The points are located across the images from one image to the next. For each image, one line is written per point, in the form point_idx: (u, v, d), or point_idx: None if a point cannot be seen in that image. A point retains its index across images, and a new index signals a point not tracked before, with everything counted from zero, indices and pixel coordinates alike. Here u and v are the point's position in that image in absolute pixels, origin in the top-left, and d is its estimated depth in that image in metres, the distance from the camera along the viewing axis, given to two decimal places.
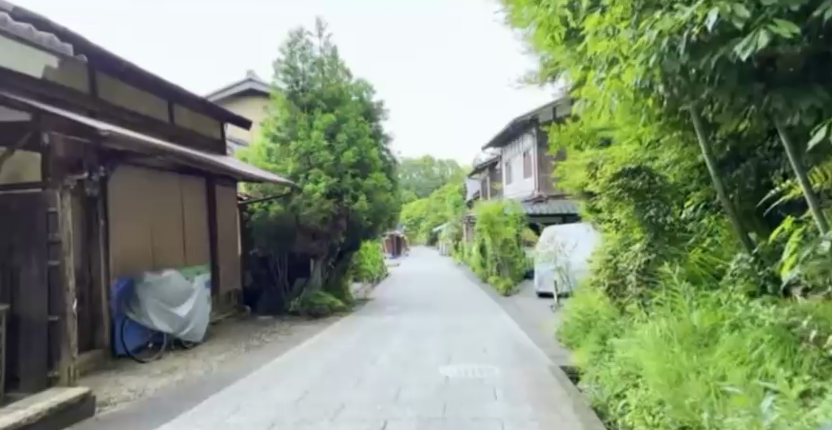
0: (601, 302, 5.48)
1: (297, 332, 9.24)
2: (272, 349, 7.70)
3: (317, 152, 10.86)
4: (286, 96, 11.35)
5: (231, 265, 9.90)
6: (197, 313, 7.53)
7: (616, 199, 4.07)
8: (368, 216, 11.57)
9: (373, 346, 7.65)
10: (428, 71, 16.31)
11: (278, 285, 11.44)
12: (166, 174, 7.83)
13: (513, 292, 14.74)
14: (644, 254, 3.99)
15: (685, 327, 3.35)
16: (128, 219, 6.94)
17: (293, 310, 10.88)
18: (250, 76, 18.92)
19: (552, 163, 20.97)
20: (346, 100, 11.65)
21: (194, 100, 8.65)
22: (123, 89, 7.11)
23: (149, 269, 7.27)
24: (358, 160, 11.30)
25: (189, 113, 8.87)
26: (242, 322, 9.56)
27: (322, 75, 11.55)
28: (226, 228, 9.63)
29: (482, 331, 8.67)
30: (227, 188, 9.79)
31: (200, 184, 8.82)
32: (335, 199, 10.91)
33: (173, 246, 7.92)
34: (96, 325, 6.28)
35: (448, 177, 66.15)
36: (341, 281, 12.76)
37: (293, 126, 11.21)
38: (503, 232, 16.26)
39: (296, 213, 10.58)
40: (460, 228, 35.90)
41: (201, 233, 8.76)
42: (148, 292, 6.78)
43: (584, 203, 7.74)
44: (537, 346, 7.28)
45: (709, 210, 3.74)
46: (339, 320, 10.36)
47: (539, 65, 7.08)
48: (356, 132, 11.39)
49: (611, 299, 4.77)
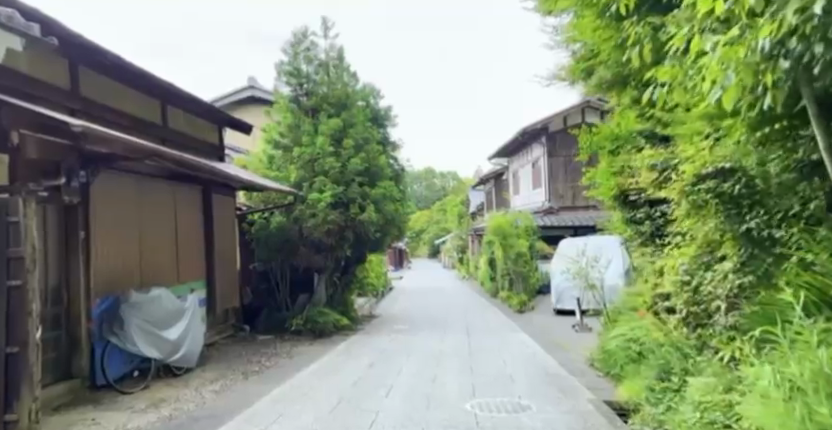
0: (658, 329, 4.67)
1: (300, 354, 8.43)
2: (273, 376, 6.91)
3: (322, 159, 10.14)
4: (289, 101, 10.70)
5: (229, 279, 9.14)
6: (190, 335, 6.75)
7: (698, 207, 3.33)
8: (377, 229, 10.77)
9: (386, 373, 6.84)
10: (437, 75, 15.70)
11: (279, 302, 10.64)
12: (158, 182, 7.09)
13: (527, 309, 13.91)
14: (736, 276, 3.15)
15: (814, 372, 2.30)
16: (115, 230, 6.20)
17: (296, 329, 10.04)
18: (252, 83, 18.35)
19: (561, 173, 20.30)
20: (353, 104, 10.92)
21: (190, 101, 7.95)
22: (109, 85, 6.40)
23: (136, 287, 6.51)
24: (366, 168, 10.50)
25: (184, 114, 8.17)
26: (239, 343, 8.75)
27: (327, 77, 10.87)
28: (224, 240, 8.89)
29: (505, 355, 7.84)
30: (226, 197, 9.07)
31: (196, 192, 8.09)
32: (341, 210, 10.12)
33: (166, 260, 7.17)
34: (73, 351, 5.50)
35: (451, 189, 65.54)
36: (346, 297, 11.97)
37: (297, 131, 10.49)
38: (517, 245, 15.50)
39: (299, 224, 9.84)
40: (465, 240, 35.16)
41: (197, 244, 8.02)
42: (133, 313, 5.97)
43: (620, 213, 7.04)
44: (570, 375, 6.47)
45: (808, 224, 2.74)
46: (346, 341, 9.55)
47: (571, 60, 6.39)
48: (364, 138, 10.65)
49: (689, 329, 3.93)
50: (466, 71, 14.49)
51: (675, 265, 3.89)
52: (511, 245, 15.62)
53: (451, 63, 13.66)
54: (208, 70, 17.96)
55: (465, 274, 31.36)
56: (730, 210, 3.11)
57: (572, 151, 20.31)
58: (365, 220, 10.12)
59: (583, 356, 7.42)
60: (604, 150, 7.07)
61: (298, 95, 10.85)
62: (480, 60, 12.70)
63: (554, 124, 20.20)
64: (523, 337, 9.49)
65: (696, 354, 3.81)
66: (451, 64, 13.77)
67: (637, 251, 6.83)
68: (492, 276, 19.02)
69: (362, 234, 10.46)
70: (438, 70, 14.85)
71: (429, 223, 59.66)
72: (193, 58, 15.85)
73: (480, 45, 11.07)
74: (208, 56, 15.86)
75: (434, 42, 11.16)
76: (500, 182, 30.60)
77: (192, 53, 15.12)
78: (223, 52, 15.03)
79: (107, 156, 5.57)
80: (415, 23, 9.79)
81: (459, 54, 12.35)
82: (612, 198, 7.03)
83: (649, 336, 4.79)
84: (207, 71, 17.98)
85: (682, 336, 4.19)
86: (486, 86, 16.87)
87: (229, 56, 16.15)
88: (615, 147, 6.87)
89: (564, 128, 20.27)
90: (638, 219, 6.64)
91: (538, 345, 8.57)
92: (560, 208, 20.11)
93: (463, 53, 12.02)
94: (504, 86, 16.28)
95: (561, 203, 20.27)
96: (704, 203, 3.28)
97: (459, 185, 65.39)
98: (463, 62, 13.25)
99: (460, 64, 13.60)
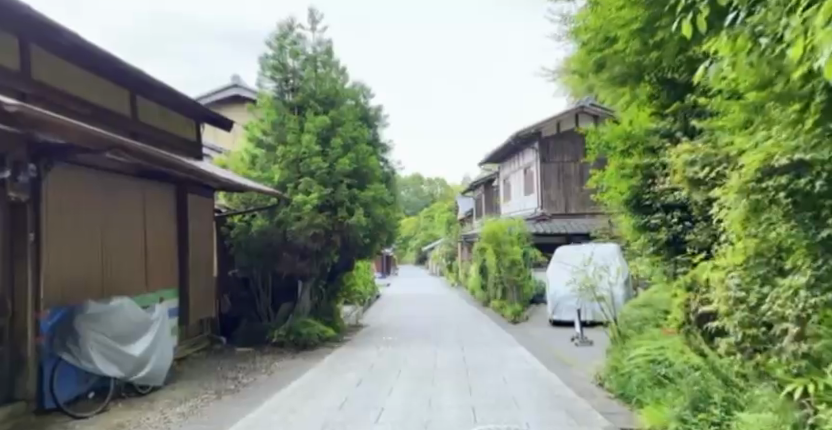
0: (693, 353, 4.06)
1: (281, 369, 7.75)
2: (250, 396, 6.21)
3: (308, 159, 9.48)
4: (272, 98, 10.07)
5: (206, 287, 8.43)
6: (157, 350, 6.05)
7: (761, 209, 2.73)
8: (365, 234, 10.12)
9: (377, 394, 6.18)
10: (430, 73, 15.22)
11: (260, 312, 9.95)
12: (124, 178, 6.37)
13: (521, 320, 13.33)
14: (811, 295, 2.52)
15: None
16: (74, 233, 5.50)
17: (277, 341, 9.33)
18: (236, 81, 17.67)
19: (554, 180, 19.85)
20: (342, 102, 10.30)
21: (164, 93, 7.28)
22: (66, 68, 5.71)
23: (97, 299, 5.79)
24: (355, 169, 9.88)
25: (158, 107, 7.48)
26: (214, 357, 8.05)
27: (314, 73, 10.24)
28: (200, 245, 8.19)
29: (504, 373, 7.25)
30: (204, 197, 8.37)
31: (169, 192, 7.38)
32: (328, 213, 9.46)
33: (132, 266, 6.46)
34: (17, 369, 4.76)
35: (439, 195, 65.15)
36: (332, 307, 11.31)
37: (281, 129, 9.82)
38: (510, 252, 14.93)
39: (283, 228, 9.17)
40: (454, 247, 34.57)
41: (168, 249, 7.33)
42: (89, 327, 5.20)
43: (631, 219, 6.50)
44: (577, 397, 5.87)
45: None
46: (332, 354, 8.88)
47: (580, 51, 5.84)
48: (353, 138, 10.03)
49: (740, 353, 3.32)
50: (461, 65, 13.91)
51: (723, 278, 3.31)
52: (505, 253, 15.06)
53: (445, 57, 13.08)
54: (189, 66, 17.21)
55: (454, 282, 30.75)
56: (807, 214, 2.49)
57: (565, 157, 19.85)
58: (354, 224, 9.46)
59: (592, 375, 6.82)
60: (615, 150, 6.51)
61: (283, 91, 10.18)
62: (477, 51, 12.13)
63: (547, 129, 19.75)
64: (521, 351, 8.90)
65: (754, 386, 3.22)
66: (447, 58, 13.20)
67: (652, 261, 6.27)
68: (484, 284, 18.45)
69: (351, 239, 9.79)
70: (432, 65, 14.26)
71: (416, 229, 59.12)
72: (173, 52, 15.13)
73: (479, 37, 10.51)
74: (188, 50, 15.13)
75: (429, 35, 10.55)
76: (489, 188, 30.10)
77: (171, 47, 14.41)
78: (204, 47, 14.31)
79: (63, 148, 4.87)
80: (412, 15, 9.24)
81: (455, 47, 11.77)
82: (625, 203, 6.48)
83: (676, 358, 4.21)
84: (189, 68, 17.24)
85: (724, 362, 3.62)
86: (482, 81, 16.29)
87: (211, 50, 15.43)
88: (627, 144, 6.31)
89: (557, 133, 19.81)
90: (653, 226, 6.07)
91: (538, 361, 7.98)
92: (553, 215, 19.63)
93: (460, 45, 11.44)
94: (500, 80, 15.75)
95: (554, 211, 19.77)
96: (770, 204, 2.68)
97: (447, 191, 64.92)
98: (459, 56, 12.73)
99: (456, 57, 13.00)
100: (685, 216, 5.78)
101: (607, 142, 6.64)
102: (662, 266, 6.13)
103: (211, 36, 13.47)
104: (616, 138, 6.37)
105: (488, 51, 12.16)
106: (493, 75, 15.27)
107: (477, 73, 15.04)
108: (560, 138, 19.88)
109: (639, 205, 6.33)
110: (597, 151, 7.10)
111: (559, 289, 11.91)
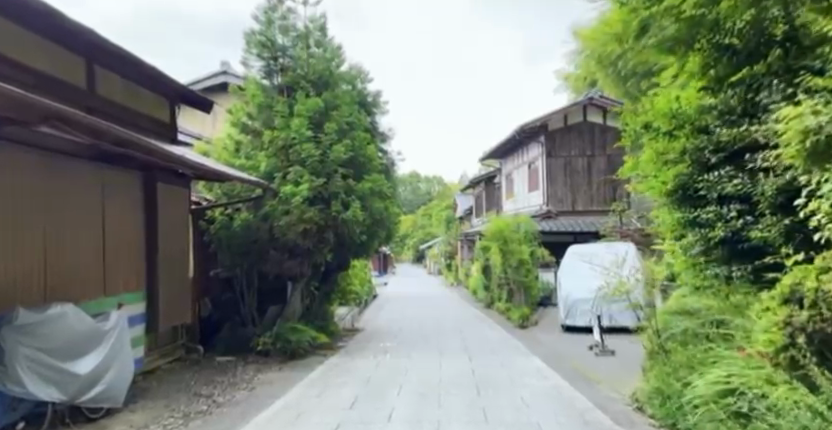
0: (796, 388, 3.02)
1: (264, 384, 6.74)
2: (224, 421, 5.18)
3: (299, 145, 8.47)
4: (258, 79, 9.09)
5: (181, 289, 7.38)
6: (116, 362, 5.02)
7: None
8: (362, 229, 9.14)
9: (376, 420, 5.12)
10: (433, 53, 14.26)
11: (244, 316, 8.95)
12: (72, 160, 5.31)
13: (531, 324, 12.37)
14: None
15: None
16: (12, 226, 4.47)
17: (262, 349, 8.32)
18: (224, 69, 16.68)
19: (561, 175, 18.87)
20: (336, 84, 9.32)
21: (127, 64, 6.21)
22: (4, 26, 4.67)
23: (39, 305, 4.77)
24: (351, 157, 8.88)
25: (122, 81, 6.43)
26: (188, 369, 7.03)
27: (307, 51, 9.28)
28: (174, 242, 7.15)
29: (522, 392, 6.25)
30: (179, 187, 7.34)
31: (133, 177, 6.34)
32: (319, 207, 8.45)
33: (84, 264, 5.43)
34: None
35: (437, 194, 64.30)
36: (322, 311, 10.32)
37: (269, 112, 8.81)
38: (517, 251, 13.99)
39: (270, 223, 8.15)
40: (453, 245, 33.69)
41: (133, 246, 6.30)
42: (19, 340, 4.19)
43: (678, 211, 5.51)
44: (615, 425, 4.89)
45: None
46: (324, 365, 7.87)
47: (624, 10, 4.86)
48: (349, 123, 9.03)
49: None
50: (467, 41, 12.90)
51: None
52: (511, 251, 14.10)
53: (452, 33, 12.01)
54: (177, 53, 16.30)
55: (453, 281, 29.93)
56: None
57: (572, 152, 18.88)
58: (349, 219, 8.44)
59: (626, 396, 5.83)
60: (656, 132, 5.53)
61: (271, 71, 9.20)
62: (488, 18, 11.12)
63: (554, 122, 18.75)
64: (536, 362, 7.93)
65: None
66: (452, 35, 12.20)
67: (701, 262, 5.30)
68: (486, 285, 17.55)
69: (346, 235, 8.78)
70: (438, 45, 13.23)
71: (414, 227, 58.26)
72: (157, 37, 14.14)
73: None
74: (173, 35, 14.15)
75: (433, 8, 9.57)
76: (490, 185, 29.19)
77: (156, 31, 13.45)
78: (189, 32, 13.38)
79: None
80: None
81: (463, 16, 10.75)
82: (669, 195, 5.50)
83: (768, 393, 3.20)
84: (176, 56, 16.33)
85: None
86: (489, 62, 15.33)
87: (199, 37, 14.54)
88: (674, 125, 5.32)
89: (564, 126, 18.83)
90: (706, 221, 5.10)
91: (558, 376, 7.00)
92: (560, 213, 18.69)
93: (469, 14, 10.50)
94: (509, 58, 14.82)
95: (560, 208, 18.81)
96: None
97: (445, 188, 64.00)
98: (468, 29, 11.79)
99: (463, 32, 12.08)
100: (746, 210, 4.81)
101: (646, 122, 5.66)
102: (713, 269, 5.18)
103: (196, 21, 12.55)
104: (663, 117, 5.40)
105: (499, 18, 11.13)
106: (499, 53, 14.30)
107: (483, 51, 14.09)
108: (568, 131, 18.87)
109: (687, 197, 5.36)
110: (633, 135, 6.15)
111: (573, 292, 10.97)
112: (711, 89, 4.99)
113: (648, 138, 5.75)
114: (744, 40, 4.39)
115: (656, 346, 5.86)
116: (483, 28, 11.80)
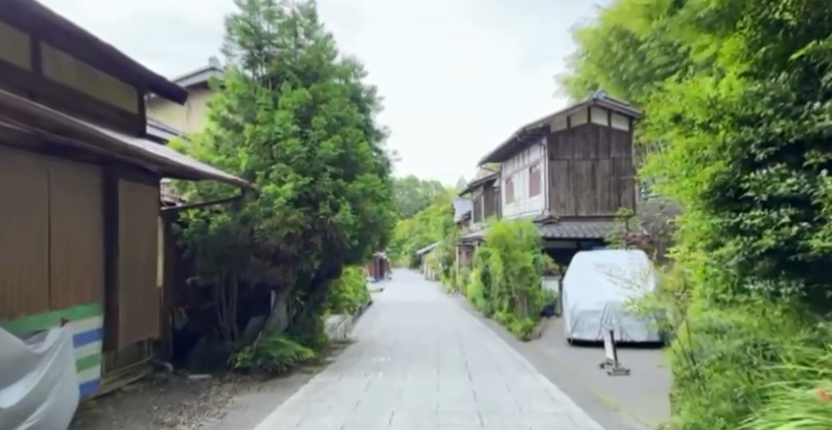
0: None
1: (238, 409, 5.95)
2: None
3: (283, 140, 7.70)
4: (239, 69, 8.32)
5: (145, 300, 6.54)
6: (58, 388, 4.25)
7: None
8: (353, 235, 8.35)
9: None
10: (429, 49, 13.54)
11: (222, 329, 8.16)
12: (13, 153, 4.47)
13: (534, 336, 11.61)
14: None
15: None
16: None
17: (240, 366, 7.51)
18: (214, 65, 15.61)
19: (564, 178, 18.13)
20: (326, 76, 8.58)
21: (83, 43, 5.39)
22: None
23: None
24: (342, 154, 8.11)
25: (77, 63, 5.61)
26: (152, 392, 6.22)
27: (294, 40, 8.52)
28: (138, 247, 6.36)
29: (530, 421, 5.45)
30: (146, 185, 6.58)
31: (86, 176, 5.50)
32: (306, 209, 7.67)
33: (28, 273, 4.64)
34: None
35: (434, 198, 63.69)
36: (309, 322, 9.53)
37: (251, 105, 8.02)
38: (519, 257, 13.25)
39: (250, 226, 7.38)
40: (451, 250, 33.00)
41: (87, 251, 5.51)
42: None
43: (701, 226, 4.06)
44: None
45: None
46: (308, 385, 7.07)
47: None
48: (340, 117, 8.26)
49: None
50: (468, 36, 12.19)
51: None
52: (513, 259, 13.27)
53: (451, 27, 11.29)
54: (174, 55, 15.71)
55: (451, 288, 29.19)
56: None
57: (576, 154, 18.12)
58: (339, 223, 7.64)
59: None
60: (690, 125, 3.86)
61: (256, 61, 8.42)
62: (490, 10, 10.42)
63: (557, 123, 18.00)
64: (544, 383, 7.14)
65: None
66: (450, 30, 11.51)
67: (737, 277, 3.81)
68: (486, 293, 16.81)
69: (335, 241, 7.99)
70: (435, 41, 12.53)
71: (411, 232, 57.52)
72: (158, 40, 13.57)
73: None
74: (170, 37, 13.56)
75: None
76: (489, 189, 28.48)
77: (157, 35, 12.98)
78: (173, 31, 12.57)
79: None
80: None
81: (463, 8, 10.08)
82: (705, 196, 3.83)
83: None
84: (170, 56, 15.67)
85: None
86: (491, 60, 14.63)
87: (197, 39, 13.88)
88: (712, 116, 3.64)
89: (567, 128, 18.11)
90: (751, 228, 3.54)
91: (569, 400, 6.22)
92: (562, 218, 17.93)
93: None
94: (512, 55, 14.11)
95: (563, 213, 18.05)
96: None
97: (442, 193, 63.24)
98: (468, 22, 11.06)
99: (463, 26, 11.35)
100: (801, 217, 3.35)
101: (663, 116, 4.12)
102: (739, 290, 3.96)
103: (179, 22, 11.70)
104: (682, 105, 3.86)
105: (499, 7, 10.40)
106: (501, 50, 13.60)
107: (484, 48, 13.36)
108: (571, 133, 18.14)
109: (731, 197, 3.72)
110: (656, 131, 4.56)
111: (580, 302, 10.21)
112: (753, 74, 3.58)
113: (670, 134, 4.13)
114: (798, 14, 3.08)
115: (688, 371, 5.06)
116: (482, 21, 11.13)
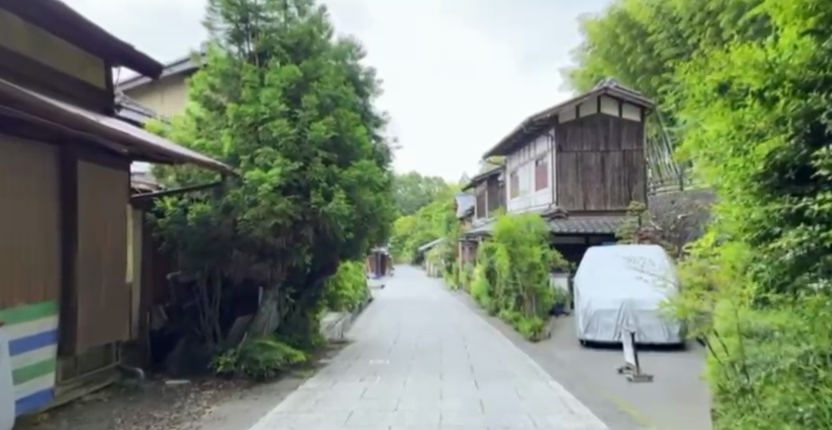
0: None
1: (214, 422, 5.18)
2: None
3: (270, 122, 6.96)
4: (223, 46, 7.60)
5: (115, 300, 5.87)
6: None
7: None
8: (347, 227, 7.62)
9: None
10: (432, 37, 12.85)
11: (203, 329, 7.40)
12: None
13: (544, 337, 10.88)
14: None
15: None
16: None
17: (222, 371, 6.79)
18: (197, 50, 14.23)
19: (572, 171, 17.37)
20: (319, 53, 7.85)
21: (31, 4, 4.63)
22: None
23: None
24: (336, 138, 7.37)
25: (26, 26, 4.86)
26: (120, 402, 5.52)
27: (283, 13, 7.78)
28: (106, 240, 5.68)
29: None
30: (115, 171, 5.92)
31: (43, 160, 4.82)
32: (296, 198, 6.90)
33: None
34: None
35: (435, 194, 63.11)
36: (300, 322, 8.81)
37: (236, 84, 7.30)
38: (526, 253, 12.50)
39: (233, 217, 6.66)
40: (454, 246, 32.34)
41: (43, 246, 4.81)
42: None
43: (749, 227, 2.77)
44: None
45: None
46: (297, 393, 6.35)
47: None
48: (334, 97, 7.53)
49: None
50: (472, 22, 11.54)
51: None
52: (520, 254, 12.51)
53: (455, 9, 10.65)
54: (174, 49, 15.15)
55: (454, 285, 28.51)
56: None
57: (585, 146, 17.34)
58: (332, 213, 6.84)
59: None
60: (739, 95, 2.54)
61: (241, 36, 7.66)
62: None
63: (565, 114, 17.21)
64: (557, 392, 6.43)
65: None
66: (454, 13, 10.87)
67: (787, 278, 2.56)
68: (492, 291, 16.10)
69: (328, 234, 7.24)
70: (439, 26, 11.88)
71: (413, 228, 56.80)
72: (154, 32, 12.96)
73: None
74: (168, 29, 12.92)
75: None
76: (494, 184, 27.72)
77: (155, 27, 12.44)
78: (163, 17, 11.85)
79: None
80: None
81: None
82: (756, 179, 2.59)
83: None
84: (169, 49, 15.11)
85: None
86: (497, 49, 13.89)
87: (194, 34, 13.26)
88: (768, 84, 2.41)
89: (576, 119, 17.30)
90: (820, 215, 2.31)
91: (589, 412, 5.52)
92: (570, 213, 17.18)
93: None
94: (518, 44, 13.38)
95: (572, 207, 17.28)
96: None
97: (445, 189, 62.48)
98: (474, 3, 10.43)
99: (468, 9, 10.70)
100: None
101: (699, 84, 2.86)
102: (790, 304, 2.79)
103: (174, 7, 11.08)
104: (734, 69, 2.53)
105: None
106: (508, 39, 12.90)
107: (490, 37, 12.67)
108: (580, 124, 17.35)
109: (792, 179, 2.51)
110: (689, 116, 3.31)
111: (594, 301, 9.48)
112: (819, 33, 2.24)
113: (703, 111, 2.88)
114: None
115: (731, 385, 4.33)
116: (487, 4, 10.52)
